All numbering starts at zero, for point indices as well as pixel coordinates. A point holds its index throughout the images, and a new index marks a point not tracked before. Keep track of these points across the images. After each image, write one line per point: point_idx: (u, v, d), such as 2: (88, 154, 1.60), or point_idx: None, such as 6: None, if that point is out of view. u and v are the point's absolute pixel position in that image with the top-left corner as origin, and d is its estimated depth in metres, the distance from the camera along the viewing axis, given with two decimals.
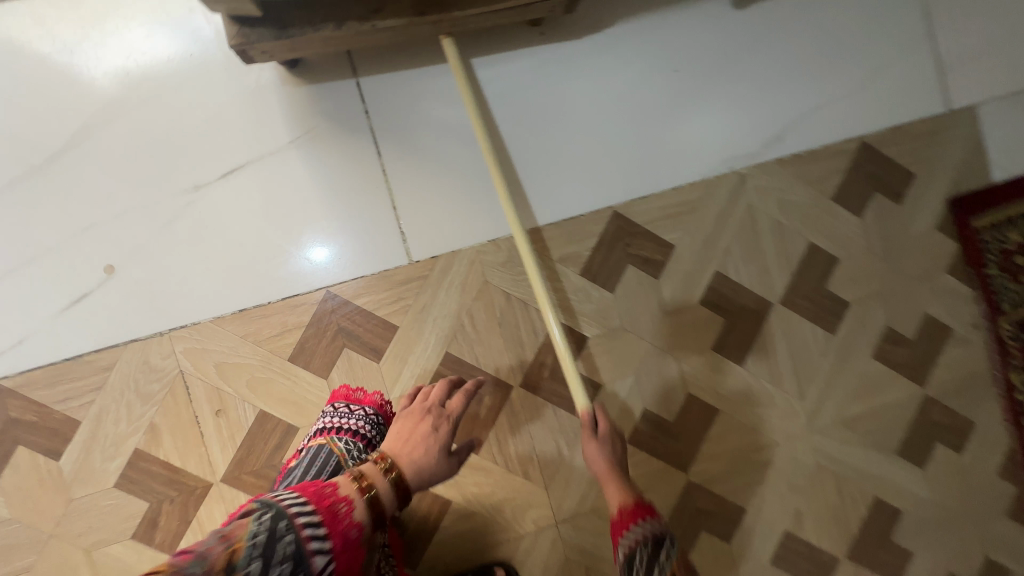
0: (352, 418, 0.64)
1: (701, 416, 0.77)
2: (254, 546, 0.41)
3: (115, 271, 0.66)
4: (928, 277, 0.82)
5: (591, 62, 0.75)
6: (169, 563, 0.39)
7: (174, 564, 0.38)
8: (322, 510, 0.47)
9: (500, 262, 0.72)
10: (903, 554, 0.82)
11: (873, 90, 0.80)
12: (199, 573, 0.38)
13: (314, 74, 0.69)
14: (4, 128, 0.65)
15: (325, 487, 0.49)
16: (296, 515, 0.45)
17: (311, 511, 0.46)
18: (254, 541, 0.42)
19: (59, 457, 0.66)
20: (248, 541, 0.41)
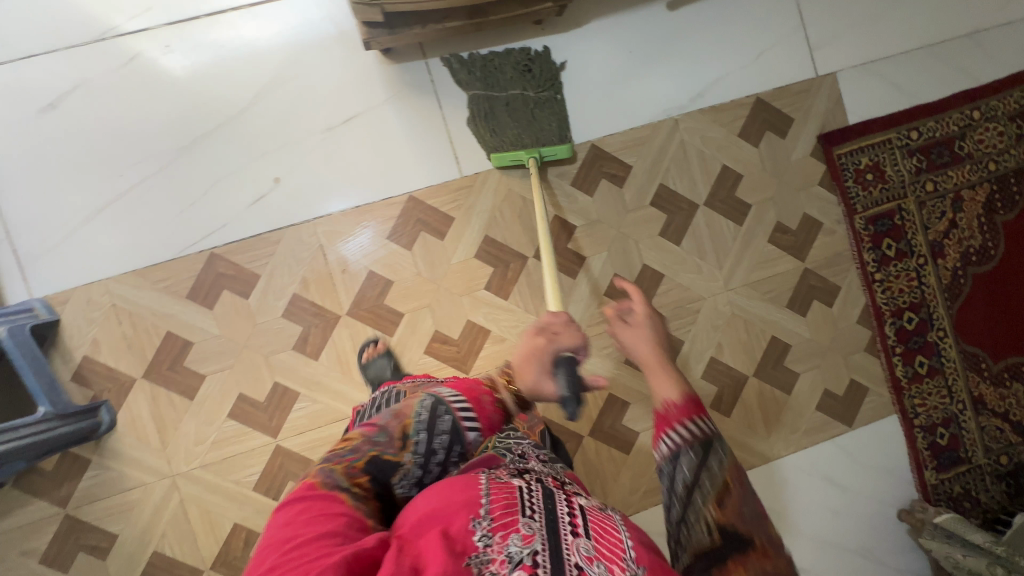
0: (372, 403, 0.84)
1: (652, 278, 1.17)
2: (420, 421, 0.65)
3: (281, 181, 1.06)
4: (805, 188, 1.22)
5: (574, 46, 1.14)
6: (368, 429, 0.64)
7: (368, 431, 0.63)
8: (472, 403, 0.71)
9: (519, 177, 1.12)
10: (792, 374, 1.22)
11: (765, 63, 1.20)
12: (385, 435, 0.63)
13: (399, 56, 1.08)
14: (211, 91, 1.04)
15: (473, 387, 0.74)
16: (455, 403, 0.69)
17: (465, 403, 0.70)
18: (419, 418, 0.65)
19: (249, 298, 1.05)
20: (415, 420, 0.65)
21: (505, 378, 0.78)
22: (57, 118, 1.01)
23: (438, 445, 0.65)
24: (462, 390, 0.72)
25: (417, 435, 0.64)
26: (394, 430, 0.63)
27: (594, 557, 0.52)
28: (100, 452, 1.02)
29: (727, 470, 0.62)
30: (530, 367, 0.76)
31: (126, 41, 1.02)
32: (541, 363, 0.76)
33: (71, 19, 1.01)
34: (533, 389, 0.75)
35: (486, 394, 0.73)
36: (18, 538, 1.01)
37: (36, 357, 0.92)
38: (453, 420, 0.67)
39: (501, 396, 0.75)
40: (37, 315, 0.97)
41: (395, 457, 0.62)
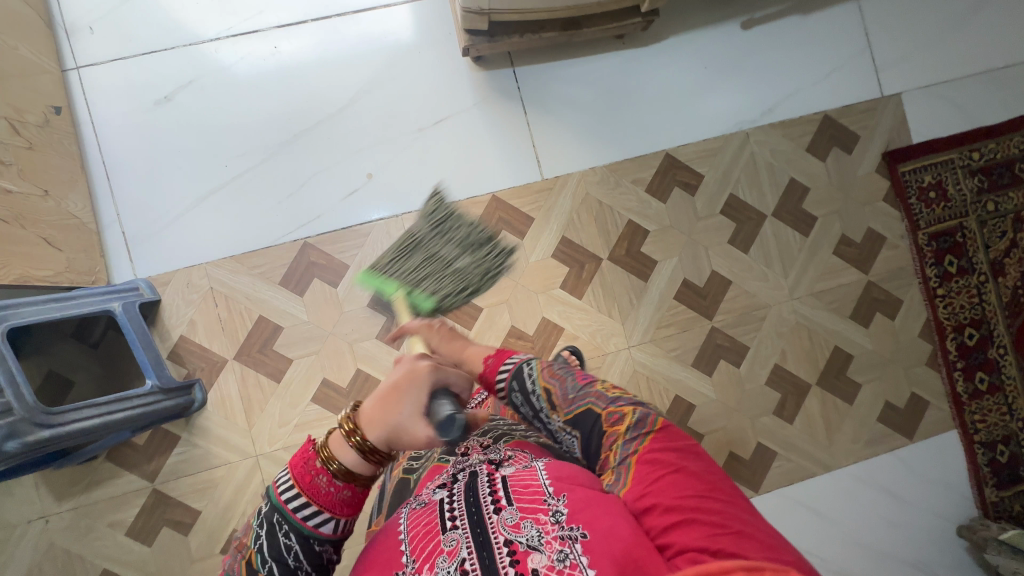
0: (236, 556, 0.54)
1: (720, 284, 1.20)
2: (260, 549, 0.52)
3: (373, 177, 1.11)
4: (869, 203, 1.25)
5: (652, 60, 1.19)
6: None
7: None
8: (306, 492, 0.53)
9: (597, 181, 1.17)
10: (854, 384, 1.24)
11: (833, 82, 1.24)
12: None
13: (489, 64, 1.14)
14: (314, 91, 1.11)
15: (304, 461, 0.54)
16: (285, 500, 0.53)
17: (298, 495, 0.53)
18: (259, 545, 0.53)
19: (338, 287, 1.10)
20: (258, 548, 0.53)
21: (345, 422, 0.55)
22: (170, 110, 1.07)
23: (297, 562, 0.52)
24: (292, 470, 0.54)
25: (263, 567, 0.52)
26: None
27: (518, 521, 0.54)
28: (190, 429, 1.06)
29: (539, 378, 0.75)
30: (400, 400, 0.56)
31: (237, 42, 1.09)
32: (416, 401, 0.56)
33: (189, 20, 1.08)
34: (394, 435, 0.55)
35: (321, 473, 0.53)
36: (108, 508, 1.04)
37: (144, 332, 0.96)
38: (296, 527, 0.52)
39: (337, 464, 0.54)
40: (142, 294, 1.01)
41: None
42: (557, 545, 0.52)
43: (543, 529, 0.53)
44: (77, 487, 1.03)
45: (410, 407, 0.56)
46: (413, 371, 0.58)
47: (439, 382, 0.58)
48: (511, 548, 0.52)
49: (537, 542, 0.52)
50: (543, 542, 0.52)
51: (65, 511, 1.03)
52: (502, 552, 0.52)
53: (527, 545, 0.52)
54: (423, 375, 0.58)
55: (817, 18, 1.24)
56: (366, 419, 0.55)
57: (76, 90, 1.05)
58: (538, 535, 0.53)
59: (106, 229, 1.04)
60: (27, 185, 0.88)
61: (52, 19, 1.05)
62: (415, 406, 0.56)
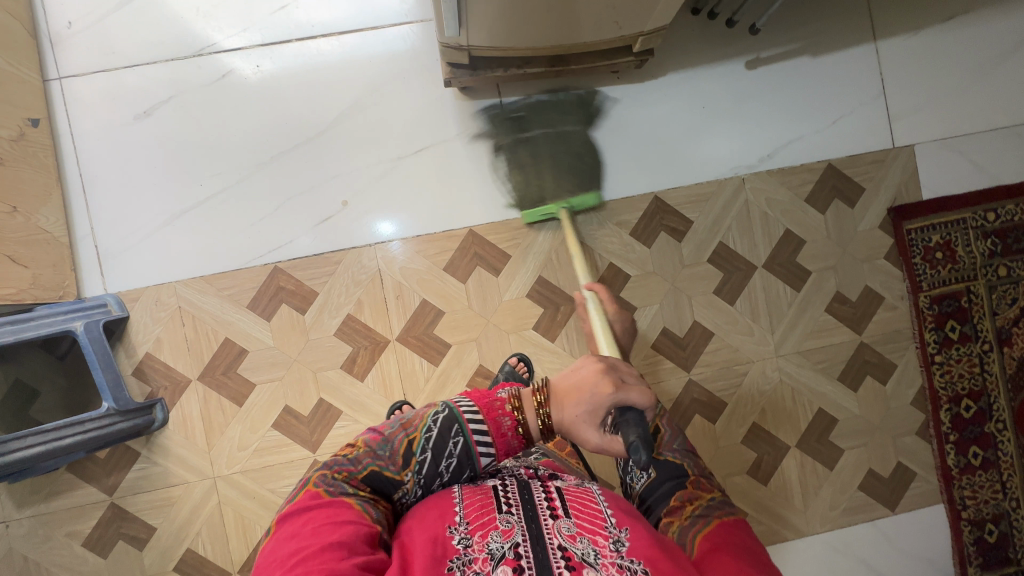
0: (395, 429, 0.63)
1: (701, 335, 1.15)
2: (426, 438, 0.61)
3: (349, 205, 1.09)
4: (869, 260, 1.18)
5: (647, 97, 1.14)
6: (368, 441, 0.63)
7: (370, 442, 0.63)
8: (489, 423, 0.61)
9: (579, 221, 1.13)
10: (837, 449, 1.18)
11: (840, 130, 1.17)
12: (387, 450, 0.62)
13: (475, 93, 1.10)
14: (295, 113, 1.08)
15: (493, 401, 0.63)
16: (468, 418, 0.61)
17: (479, 421, 0.61)
18: (427, 434, 0.61)
19: (305, 313, 1.08)
20: (424, 435, 0.61)
21: (538, 393, 0.63)
22: (149, 125, 1.06)
23: (444, 468, 0.61)
24: (479, 402, 0.63)
25: (421, 455, 0.61)
26: (397, 446, 0.62)
27: (576, 534, 0.56)
28: (150, 446, 1.06)
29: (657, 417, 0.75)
30: (576, 400, 0.62)
31: (218, 59, 1.07)
32: (595, 404, 0.61)
33: (171, 34, 1.06)
34: (568, 425, 0.62)
35: (507, 416, 0.62)
36: (66, 518, 1.05)
37: (105, 353, 0.96)
38: (466, 444, 0.60)
39: (521, 416, 0.62)
40: (109, 312, 1.02)
41: (396, 475, 0.61)
42: (613, 570, 0.53)
43: (600, 550, 0.55)
44: (38, 495, 1.05)
45: (589, 409, 0.61)
46: (599, 375, 0.63)
47: (624, 401, 0.61)
48: (566, 556, 0.54)
49: (593, 560, 0.53)
50: (599, 562, 0.53)
51: (25, 518, 1.05)
52: (558, 558, 0.53)
53: (582, 558, 0.54)
54: (604, 387, 0.62)
55: (830, 60, 1.17)
56: (555, 396, 0.63)
57: (57, 101, 1.05)
58: (594, 554, 0.54)
59: (79, 242, 1.05)
60: None
61: (35, 28, 1.04)
62: (592, 411, 0.61)
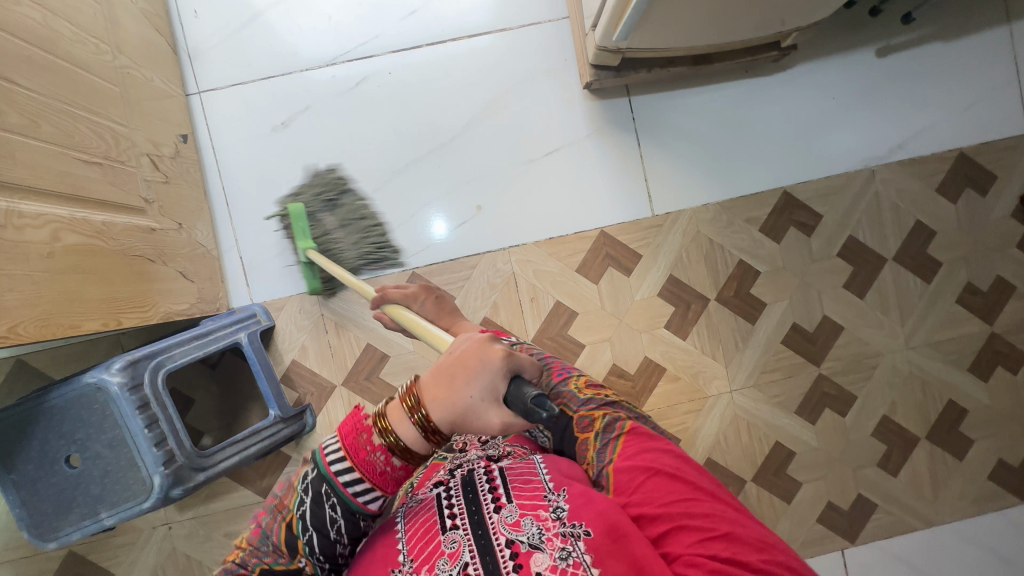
0: (272, 516, 0.52)
1: (832, 329, 1.15)
2: (302, 517, 0.50)
3: (481, 210, 1.10)
4: (1001, 249, 1.17)
5: (776, 91, 1.12)
6: (248, 539, 0.52)
7: (250, 540, 0.52)
8: (360, 468, 0.49)
9: (709, 219, 1.12)
10: (967, 439, 1.18)
11: (972, 117, 1.15)
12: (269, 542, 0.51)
13: (606, 93, 1.10)
14: (428, 118, 1.09)
15: (358, 436, 0.49)
16: (336, 474, 0.49)
17: (350, 469, 0.49)
18: (301, 512, 0.50)
19: None
20: (299, 514, 0.50)
21: (407, 395, 0.49)
22: (288, 136, 1.08)
23: (337, 536, 0.51)
24: (344, 442, 0.49)
25: (306, 534, 0.50)
26: (278, 536, 0.51)
27: (517, 519, 0.54)
28: (299, 450, 1.09)
29: None
30: (466, 380, 0.48)
31: (353, 67, 1.08)
32: (487, 378, 0.48)
33: (306, 46, 1.07)
34: (462, 416, 0.48)
35: (378, 450, 0.49)
36: (223, 520, 1.09)
37: (267, 362, 0.99)
38: (344, 501, 0.49)
39: (393, 439, 0.48)
40: (260, 321, 1.04)
41: (291, 566, 0.51)
42: (559, 543, 0.51)
43: (544, 525, 0.53)
44: (196, 498, 1.09)
45: (481, 385, 0.48)
46: (481, 347, 0.50)
47: (520, 366, 0.49)
48: (513, 549, 0.51)
49: (538, 541, 0.52)
50: (544, 539, 0.52)
51: (185, 520, 1.09)
52: (504, 556, 0.51)
53: (530, 544, 0.52)
54: (487, 354, 0.49)
55: (962, 45, 1.14)
56: (428, 390, 0.49)
57: (199, 115, 1.06)
58: (538, 533, 0.52)
59: (225, 254, 1.07)
60: (163, 220, 0.89)
61: (175, 43, 1.05)
62: (487, 387, 0.48)
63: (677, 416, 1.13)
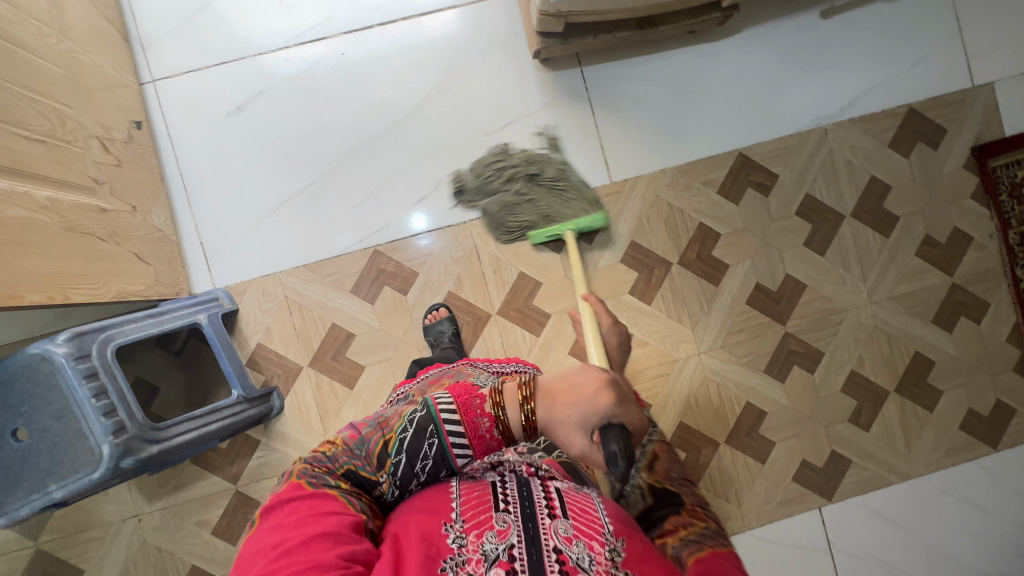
0: (377, 431, 0.61)
1: (796, 287, 1.16)
2: (401, 439, 0.59)
3: (441, 184, 1.11)
4: (956, 201, 1.18)
5: (725, 55, 1.14)
6: (346, 441, 0.61)
7: (348, 441, 0.61)
8: (466, 425, 0.59)
9: (667, 183, 1.14)
10: (936, 390, 1.19)
11: (918, 73, 1.17)
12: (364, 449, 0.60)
13: (558, 65, 1.12)
14: (384, 96, 1.10)
15: (473, 399, 0.59)
16: (445, 421, 0.59)
17: (456, 422, 0.59)
18: (403, 433, 0.60)
19: (407, 293, 1.10)
20: (398, 436, 0.60)
21: (525, 386, 0.59)
22: (243, 120, 1.08)
23: (420, 469, 0.60)
24: (457, 400, 0.60)
25: (397, 455, 0.59)
26: (375, 446, 0.60)
27: (571, 536, 0.55)
28: (269, 434, 1.08)
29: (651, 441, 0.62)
30: (571, 403, 0.56)
31: (306, 49, 1.09)
32: (591, 411, 0.54)
33: (258, 30, 1.08)
34: (556, 425, 0.57)
35: (484, 416, 0.58)
36: (194, 509, 1.08)
37: (228, 343, 0.99)
38: (441, 446, 0.59)
39: (501, 413, 0.58)
40: (222, 304, 1.04)
41: (372, 476, 0.59)
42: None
43: (595, 556, 0.54)
44: (167, 488, 1.08)
45: (580, 413, 0.55)
46: (598, 387, 0.56)
47: (621, 419, 0.54)
48: (560, 557, 0.53)
49: (587, 566, 0.53)
50: (592, 568, 0.53)
51: (155, 510, 1.08)
52: (552, 560, 0.52)
53: (576, 562, 0.53)
54: (603, 396, 0.55)
55: (903, 4, 1.17)
56: (544, 395, 0.58)
57: (153, 103, 1.07)
58: (589, 560, 0.53)
59: (185, 239, 1.07)
60: (115, 201, 0.89)
61: (126, 33, 1.06)
62: (583, 417, 0.55)
63: (647, 381, 1.14)
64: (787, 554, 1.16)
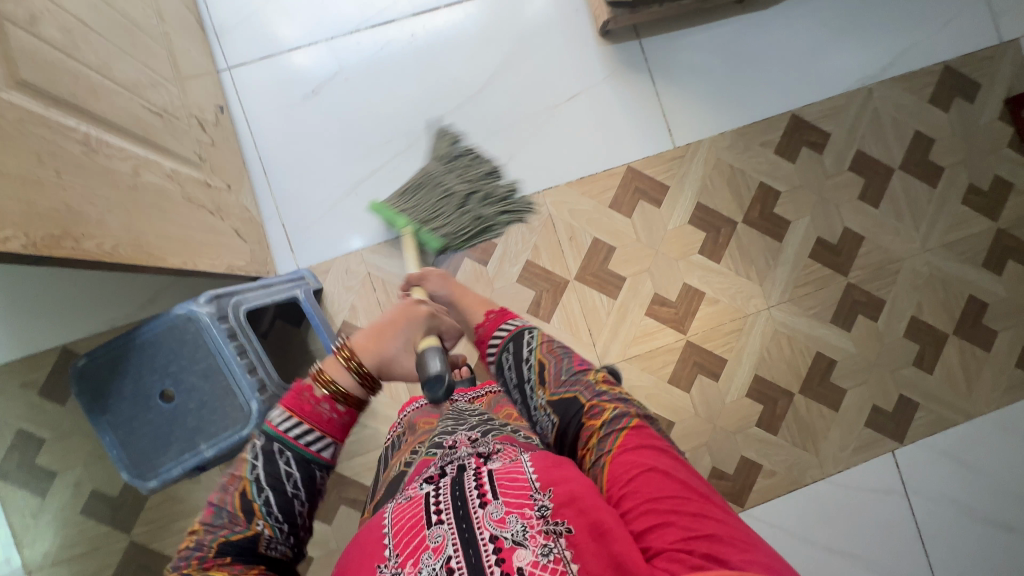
0: (227, 491, 0.51)
1: (853, 240, 1.21)
2: (257, 479, 0.51)
3: (513, 157, 1.14)
4: (995, 150, 1.25)
5: (771, 23, 1.20)
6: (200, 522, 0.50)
7: (203, 521, 0.50)
8: (308, 419, 0.55)
9: (726, 146, 1.19)
10: (991, 331, 1.24)
11: (951, 33, 1.24)
12: (223, 515, 0.50)
13: (617, 38, 1.16)
14: (453, 74, 1.13)
15: (301, 393, 0.56)
16: (287, 430, 0.54)
17: (298, 424, 0.54)
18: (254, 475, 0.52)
19: (487, 264, 1.13)
20: (253, 478, 0.51)
21: (341, 352, 0.59)
22: (317, 104, 1.11)
23: (294, 488, 0.52)
24: (289, 405, 0.55)
25: (262, 494, 0.51)
26: (232, 504, 0.50)
27: (503, 515, 0.46)
28: None
29: (536, 349, 0.71)
30: (394, 333, 0.65)
31: (377, 32, 1.12)
32: (410, 335, 0.66)
33: (329, 15, 1.11)
34: (388, 364, 0.62)
35: (322, 400, 0.56)
36: None
37: (325, 317, 1.00)
38: (295, 451, 0.53)
39: (333, 386, 0.57)
40: (309, 283, 1.04)
41: (249, 531, 0.49)
42: (542, 539, 0.44)
43: (528, 522, 0.46)
44: None
45: (401, 345, 0.64)
46: (402, 316, 0.67)
47: (436, 326, 0.70)
48: (497, 546, 0.44)
49: (521, 538, 0.44)
50: (528, 537, 0.45)
51: None
52: (488, 552, 0.44)
53: (512, 541, 0.44)
54: (413, 317, 0.68)
55: None
56: (363, 347, 0.61)
57: (229, 90, 1.09)
58: (522, 530, 0.45)
59: (266, 222, 1.08)
60: (214, 178, 0.91)
61: (202, 23, 1.08)
62: (404, 344, 0.65)
63: (721, 337, 1.17)
64: (865, 499, 1.19)
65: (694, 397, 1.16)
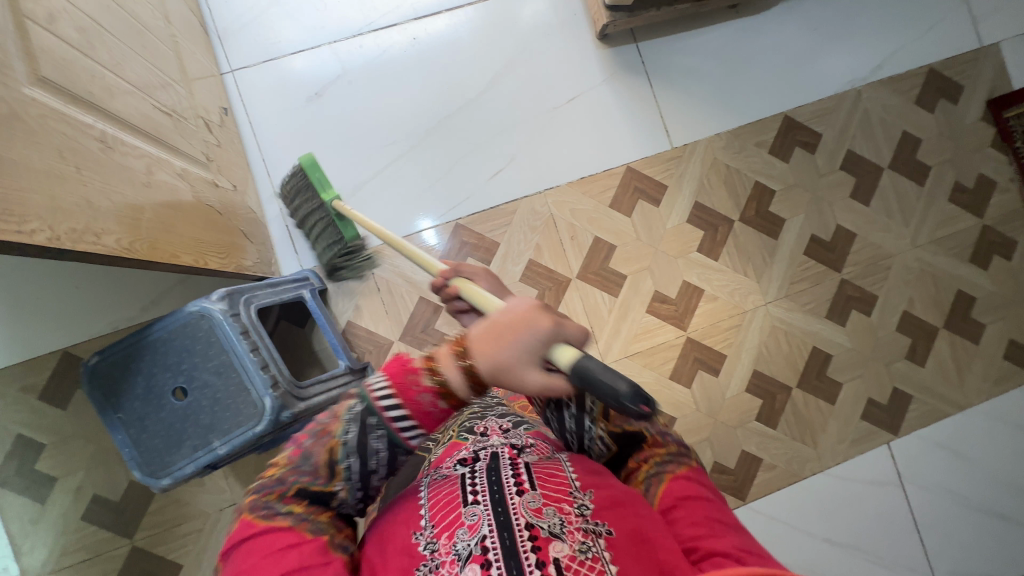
0: (318, 439, 0.50)
1: (846, 237, 1.24)
2: (348, 445, 0.50)
3: (516, 157, 1.16)
4: (979, 149, 1.29)
5: (763, 27, 1.24)
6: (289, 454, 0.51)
7: (291, 456, 0.50)
8: (408, 406, 0.49)
9: (723, 146, 1.21)
10: (979, 324, 1.28)
11: (934, 37, 1.29)
12: (311, 462, 0.50)
13: (615, 41, 1.19)
14: (455, 76, 1.15)
15: (407, 376, 0.50)
16: (381, 403, 0.50)
17: (396, 405, 0.49)
18: (346, 439, 0.50)
19: (491, 263, 1.14)
20: (343, 440, 0.50)
21: (456, 342, 0.50)
22: (321, 106, 1.12)
23: (377, 463, 0.51)
24: (393, 382, 0.50)
25: (347, 459, 0.50)
26: (319, 456, 0.50)
27: (541, 505, 0.48)
28: None
29: None
30: (515, 337, 0.49)
31: (380, 35, 1.14)
32: (535, 338, 0.49)
33: (332, 19, 1.13)
34: (504, 370, 0.48)
35: (426, 392, 0.49)
36: None
37: (331, 317, 1.00)
38: (389, 436, 0.50)
39: (439, 380, 0.49)
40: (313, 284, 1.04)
41: (326, 486, 0.51)
42: (580, 535, 0.47)
43: (567, 517, 0.48)
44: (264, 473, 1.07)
45: (524, 346, 0.48)
46: (533, 312, 0.50)
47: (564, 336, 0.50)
48: (532, 532, 0.46)
49: (559, 530, 0.47)
50: (565, 530, 0.47)
51: None
52: (524, 539, 0.46)
53: (549, 531, 0.46)
54: (541, 318, 0.50)
55: None
56: (479, 343, 0.49)
57: (233, 92, 1.09)
58: (559, 523, 0.47)
59: (270, 223, 1.09)
60: (221, 179, 0.91)
61: (205, 26, 1.09)
62: (528, 346, 0.48)
63: (720, 333, 1.19)
64: (862, 490, 1.22)
65: (696, 392, 1.18)
